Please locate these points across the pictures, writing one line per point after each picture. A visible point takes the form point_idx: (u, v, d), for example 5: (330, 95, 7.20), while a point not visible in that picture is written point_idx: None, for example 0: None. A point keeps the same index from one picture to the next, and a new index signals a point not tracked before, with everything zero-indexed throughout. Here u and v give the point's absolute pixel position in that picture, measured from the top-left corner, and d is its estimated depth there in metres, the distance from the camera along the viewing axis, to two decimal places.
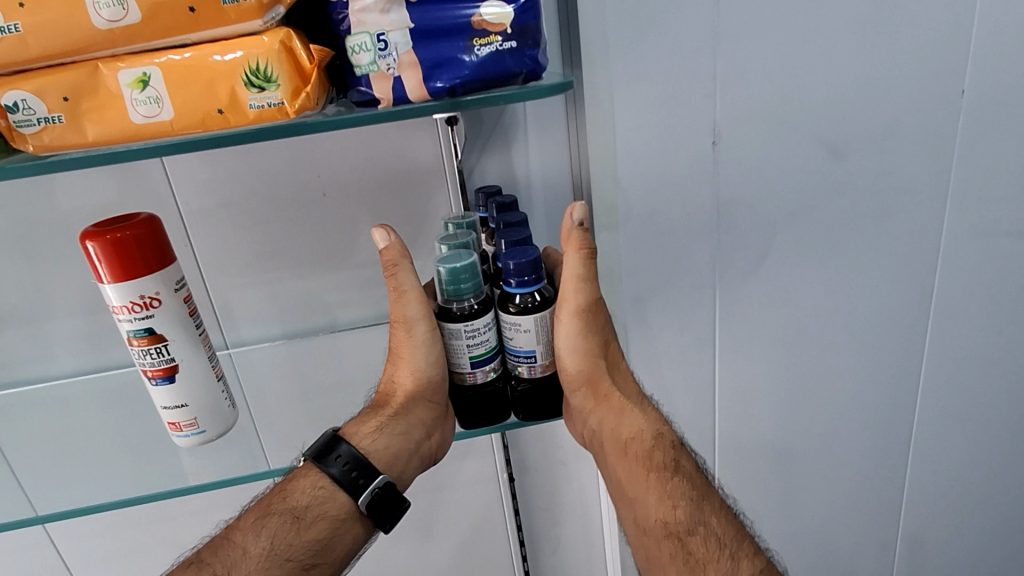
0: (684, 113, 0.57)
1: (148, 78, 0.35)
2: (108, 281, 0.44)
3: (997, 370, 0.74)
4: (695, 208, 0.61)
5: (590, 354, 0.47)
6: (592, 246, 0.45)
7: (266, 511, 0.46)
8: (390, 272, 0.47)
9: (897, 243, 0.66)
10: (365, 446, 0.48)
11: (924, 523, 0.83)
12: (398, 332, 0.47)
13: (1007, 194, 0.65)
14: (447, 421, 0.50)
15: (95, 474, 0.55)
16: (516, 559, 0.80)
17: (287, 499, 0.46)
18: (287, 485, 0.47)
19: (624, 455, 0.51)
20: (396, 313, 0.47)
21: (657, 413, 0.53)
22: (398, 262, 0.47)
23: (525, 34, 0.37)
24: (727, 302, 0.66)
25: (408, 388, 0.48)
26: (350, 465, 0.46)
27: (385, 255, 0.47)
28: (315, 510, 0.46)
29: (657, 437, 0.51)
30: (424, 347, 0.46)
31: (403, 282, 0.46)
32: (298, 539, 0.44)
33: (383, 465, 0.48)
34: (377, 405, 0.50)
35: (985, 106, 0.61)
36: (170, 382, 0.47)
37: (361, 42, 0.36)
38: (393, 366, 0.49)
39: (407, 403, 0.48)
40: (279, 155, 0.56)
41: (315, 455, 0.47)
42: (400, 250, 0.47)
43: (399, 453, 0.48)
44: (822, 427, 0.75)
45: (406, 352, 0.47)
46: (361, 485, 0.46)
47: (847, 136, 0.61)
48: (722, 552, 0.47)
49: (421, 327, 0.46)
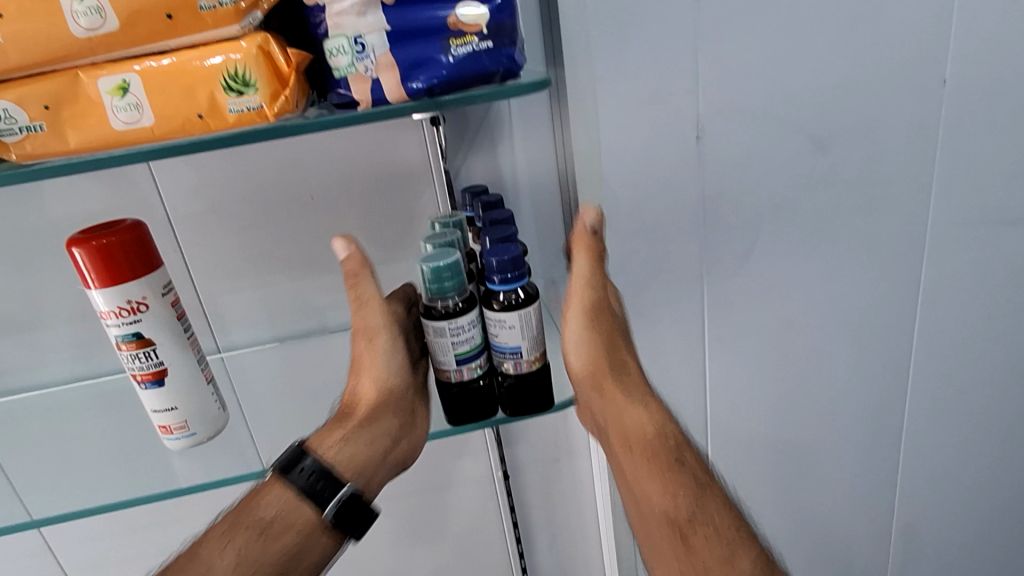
0: (668, 109, 0.58)
1: (128, 85, 0.35)
2: (94, 287, 0.44)
3: (986, 359, 0.75)
4: (681, 205, 0.61)
5: (596, 353, 0.49)
6: (598, 249, 0.50)
7: (231, 525, 0.44)
8: (352, 282, 0.51)
9: (883, 234, 0.66)
10: (329, 456, 0.46)
11: (918, 513, 0.83)
12: (360, 342, 0.50)
13: (990, 183, 0.65)
14: (416, 428, 0.49)
15: (88, 479, 0.55)
16: (512, 555, 0.81)
17: (252, 512, 0.44)
18: (252, 498, 0.45)
19: (627, 451, 0.47)
20: (356, 323, 0.50)
21: (662, 407, 0.49)
22: (358, 272, 0.51)
23: (501, 34, 0.37)
24: (716, 297, 0.66)
25: (372, 395, 0.49)
26: (315, 475, 0.45)
27: (346, 264, 0.52)
28: (281, 521, 0.44)
29: (660, 430, 0.47)
30: (387, 355, 0.49)
31: (364, 291, 0.50)
32: (265, 551, 0.43)
33: (350, 474, 0.46)
34: (340, 417, 0.49)
35: (967, 97, 0.62)
36: (160, 386, 0.47)
37: (339, 45, 0.37)
38: (357, 379, 0.50)
39: (373, 409, 0.48)
40: (265, 158, 0.57)
41: (277, 470, 0.45)
42: (360, 259, 0.52)
43: (367, 461, 0.47)
44: (814, 418, 0.75)
45: (369, 361, 0.49)
46: (326, 496, 0.44)
47: (830, 130, 0.61)
48: (721, 546, 0.42)
49: (382, 336, 0.50)
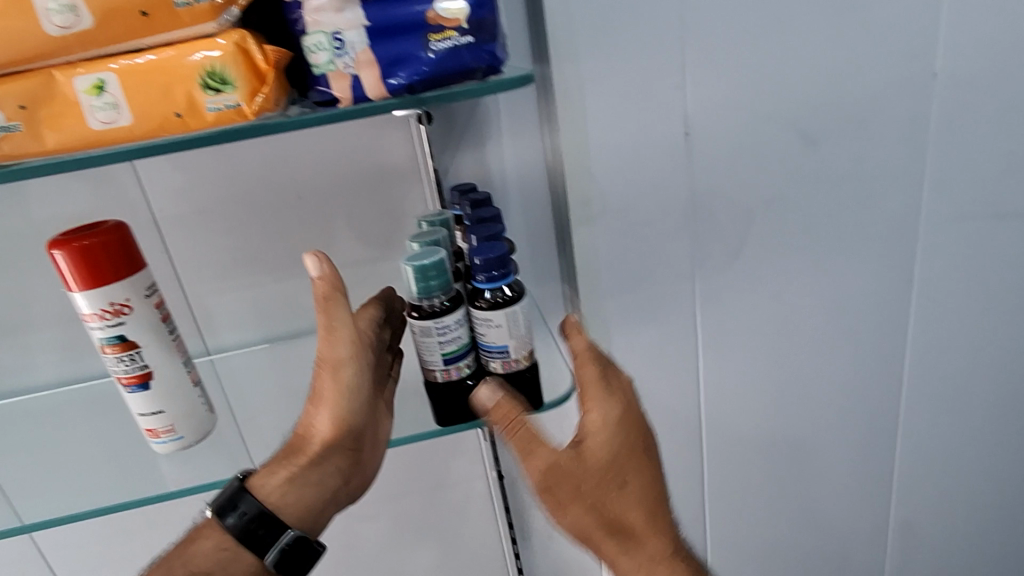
0: (656, 105, 0.57)
1: (104, 84, 0.35)
2: (77, 289, 0.44)
3: (981, 354, 0.74)
4: (671, 201, 0.61)
5: (575, 522, 0.46)
6: (525, 420, 0.44)
7: (167, 574, 0.44)
8: (323, 307, 0.45)
9: (875, 229, 0.66)
10: (272, 500, 0.45)
11: (915, 509, 0.83)
12: (323, 373, 0.46)
13: (982, 176, 0.65)
14: (367, 464, 0.48)
15: (76, 483, 0.55)
16: (508, 555, 0.80)
17: (189, 560, 0.44)
18: (191, 543, 0.45)
19: None
20: (323, 352, 0.46)
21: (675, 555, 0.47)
22: (334, 297, 0.45)
23: (483, 29, 0.37)
24: (708, 294, 0.66)
25: (325, 433, 0.46)
26: (254, 522, 0.44)
27: (318, 287, 0.44)
28: (218, 573, 0.44)
29: None
30: (348, 390, 0.46)
31: (334, 321, 0.45)
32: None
33: (292, 518, 0.45)
34: (290, 450, 0.47)
35: (957, 90, 0.61)
36: (145, 389, 0.47)
37: (318, 42, 0.36)
38: (314, 408, 0.47)
39: (324, 449, 0.47)
40: (251, 159, 0.56)
41: (217, 512, 0.45)
42: (336, 283, 0.45)
43: (311, 504, 0.46)
44: (808, 415, 0.75)
45: (329, 394, 0.46)
46: (267, 542, 0.45)
47: (820, 124, 0.61)
48: None
49: (347, 369, 0.46)
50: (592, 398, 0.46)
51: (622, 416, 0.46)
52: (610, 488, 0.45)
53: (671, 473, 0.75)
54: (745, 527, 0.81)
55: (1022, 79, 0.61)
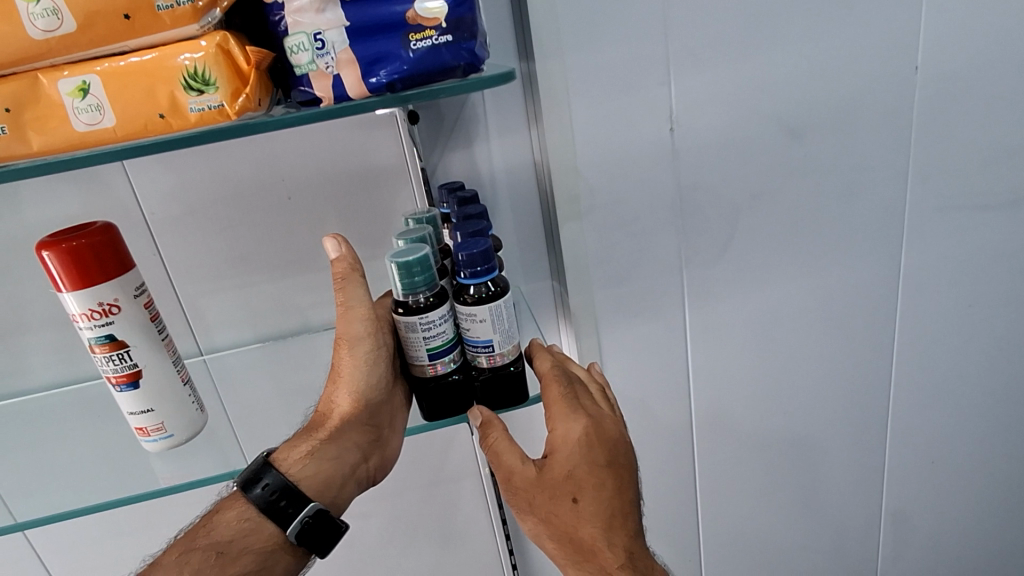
0: (640, 101, 0.58)
1: (88, 86, 0.35)
2: (67, 290, 0.44)
3: (969, 345, 0.75)
4: (658, 196, 0.62)
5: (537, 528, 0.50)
6: (489, 449, 0.48)
7: (189, 547, 0.45)
8: (339, 285, 0.49)
9: (861, 222, 0.66)
10: (294, 473, 0.47)
11: (907, 499, 0.83)
12: (341, 349, 0.49)
13: (966, 168, 0.66)
14: (385, 442, 0.51)
15: (70, 483, 0.55)
16: (502, 551, 0.81)
17: (210, 533, 0.46)
18: (212, 518, 0.47)
19: None
20: (341, 329, 0.48)
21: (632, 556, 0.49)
22: (348, 276, 0.50)
23: (461, 28, 0.37)
24: (696, 289, 0.66)
25: (345, 408, 0.49)
26: (276, 493, 0.46)
27: (335, 267, 0.50)
28: (239, 544, 0.45)
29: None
30: (366, 367, 0.48)
31: (351, 298, 0.49)
32: (222, 574, 0.44)
33: (315, 491, 0.47)
34: (310, 428, 0.50)
35: (939, 83, 0.62)
36: (135, 388, 0.47)
37: (299, 43, 0.37)
38: (333, 386, 0.50)
39: (343, 425, 0.49)
40: (240, 160, 0.57)
41: (241, 485, 0.47)
42: (352, 262, 0.51)
43: (332, 478, 0.48)
44: (799, 408, 0.75)
45: (347, 371, 0.49)
46: (290, 514, 0.46)
47: (805, 118, 0.61)
48: None
49: (364, 346, 0.48)
50: (556, 416, 0.48)
51: (586, 433, 0.48)
52: (563, 502, 0.48)
53: (664, 467, 0.76)
54: (738, 521, 0.81)
55: (1002, 71, 0.62)
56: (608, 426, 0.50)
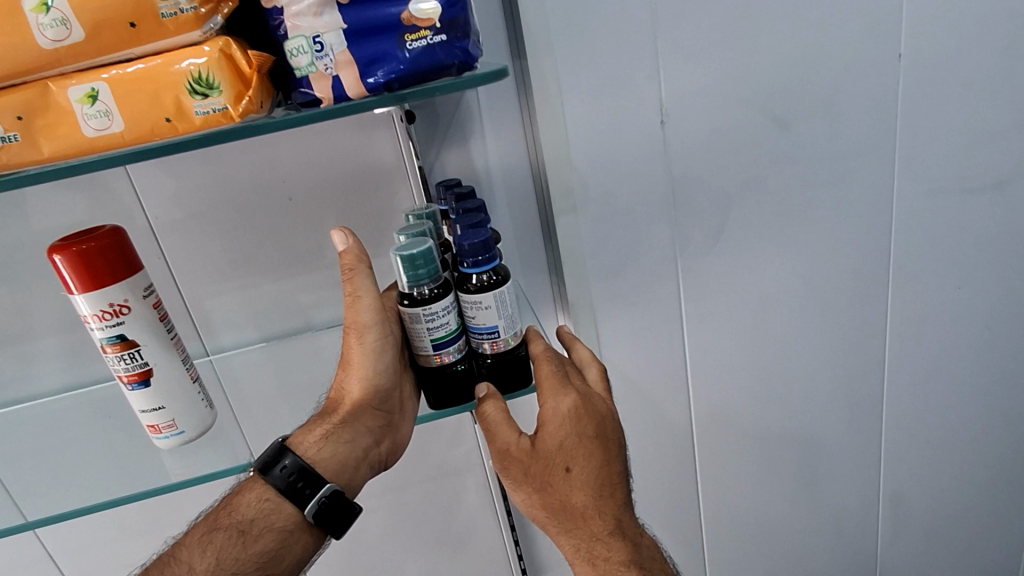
0: (631, 96, 0.59)
1: (96, 93, 0.37)
2: (78, 292, 0.46)
3: (961, 326, 0.76)
4: (651, 187, 0.63)
5: (527, 500, 0.52)
6: (486, 425, 0.49)
7: (212, 527, 0.48)
8: (348, 276, 0.51)
9: (850, 208, 0.68)
10: (311, 455, 0.50)
11: (904, 480, 0.84)
12: (351, 338, 0.51)
13: (951, 152, 0.67)
14: (395, 428, 0.54)
15: (82, 483, 0.57)
16: (507, 543, 0.82)
17: (232, 513, 0.48)
18: (234, 499, 0.49)
19: (593, 567, 0.52)
20: (350, 317, 0.50)
21: (623, 522, 0.51)
22: (355, 267, 0.51)
23: (455, 27, 0.39)
24: (691, 277, 0.68)
25: (356, 395, 0.52)
26: (294, 475, 0.48)
27: (344, 258, 0.51)
28: (260, 523, 0.48)
29: (612, 549, 0.51)
30: (374, 354, 0.51)
31: (358, 287, 0.50)
32: (244, 552, 0.47)
33: (331, 473, 0.50)
34: (324, 414, 0.53)
35: (922, 70, 0.63)
36: (146, 386, 0.48)
37: (299, 46, 0.38)
38: (345, 373, 0.53)
39: (355, 410, 0.52)
40: (241, 161, 0.58)
41: (261, 467, 0.49)
42: (359, 254, 0.52)
43: (346, 461, 0.51)
44: (795, 394, 0.77)
45: (357, 358, 0.51)
46: (307, 495, 0.48)
47: (793, 108, 0.62)
48: None
49: (372, 333, 0.50)
50: (547, 392, 0.49)
51: (575, 409, 0.50)
52: (557, 471, 0.50)
53: (663, 454, 0.77)
54: (739, 507, 0.82)
55: (982, 57, 0.64)
56: (597, 401, 0.52)
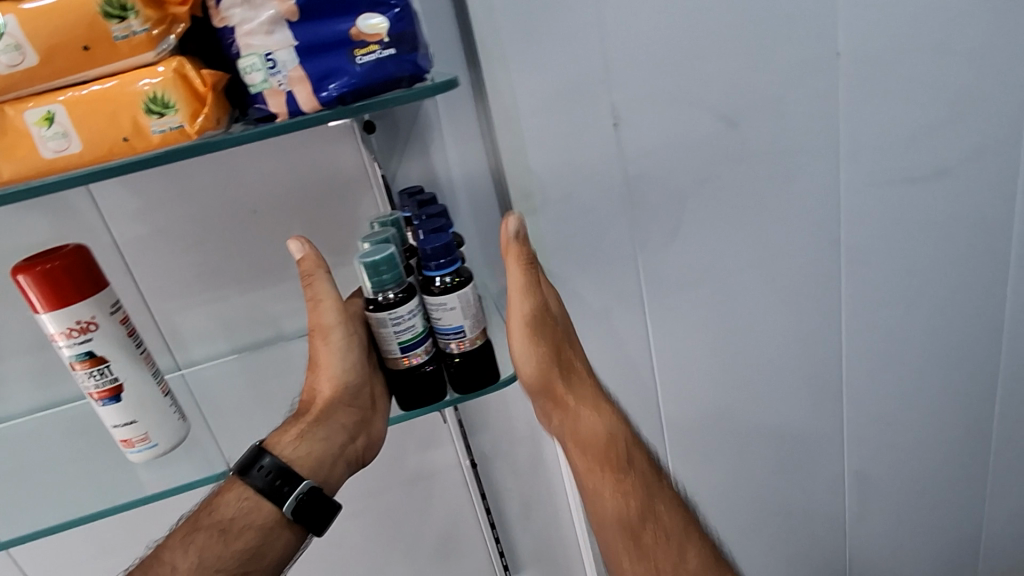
0: (585, 100, 0.61)
1: (53, 116, 0.38)
2: (43, 311, 0.46)
3: (911, 309, 0.80)
4: (609, 187, 0.65)
5: (543, 366, 0.56)
6: (528, 257, 0.54)
7: (193, 528, 0.49)
8: (307, 281, 0.54)
9: (801, 200, 0.70)
10: (287, 454, 0.51)
11: (867, 460, 0.88)
12: (317, 340, 0.54)
13: (892, 143, 0.70)
14: (369, 424, 0.55)
15: (54, 501, 0.57)
16: (488, 541, 0.84)
17: (213, 513, 0.49)
18: (213, 501, 0.50)
19: (586, 450, 0.59)
20: (313, 320, 0.54)
21: (611, 409, 0.60)
22: (314, 271, 0.54)
23: (403, 41, 0.40)
24: (652, 273, 0.70)
25: (327, 393, 0.54)
26: (273, 474, 0.49)
27: (303, 264, 0.54)
28: (241, 521, 0.49)
29: (612, 434, 0.59)
30: (340, 352, 0.54)
31: (319, 290, 0.53)
32: (226, 549, 0.48)
33: (308, 471, 0.51)
34: (298, 415, 0.55)
35: (861, 66, 0.66)
36: (117, 401, 0.49)
37: (251, 64, 0.40)
38: (314, 374, 0.55)
39: (327, 408, 0.54)
40: (205, 175, 0.59)
41: (240, 469, 0.50)
42: (316, 259, 0.55)
43: (322, 458, 0.53)
44: (759, 381, 0.79)
45: (325, 358, 0.54)
46: (285, 492, 0.50)
47: (741, 107, 0.65)
48: (673, 540, 0.56)
49: (337, 333, 0.54)
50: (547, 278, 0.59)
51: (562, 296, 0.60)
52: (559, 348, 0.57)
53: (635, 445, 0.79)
54: (711, 492, 0.85)
55: (917, 52, 0.67)
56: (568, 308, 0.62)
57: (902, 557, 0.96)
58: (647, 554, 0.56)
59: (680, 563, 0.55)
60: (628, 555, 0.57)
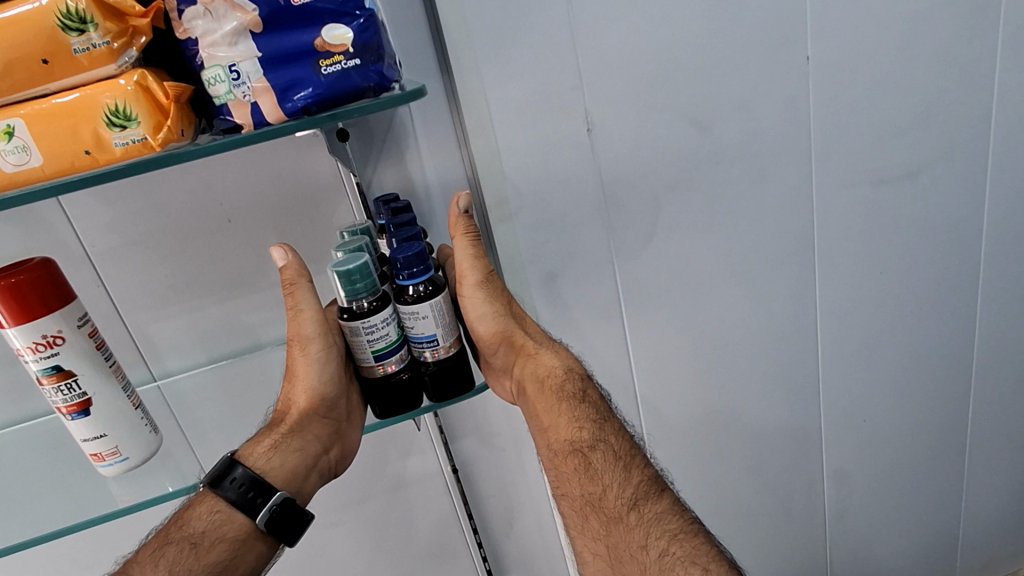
0: (557, 106, 0.62)
1: (13, 130, 0.37)
2: (9, 326, 0.46)
3: (886, 309, 0.81)
4: (583, 192, 0.65)
5: (499, 317, 0.56)
6: (475, 230, 0.54)
7: (164, 542, 0.48)
8: (288, 290, 0.52)
9: (774, 203, 0.71)
10: (260, 466, 0.52)
11: (845, 458, 0.89)
12: (294, 350, 0.53)
13: (862, 146, 0.71)
14: (344, 436, 0.56)
15: (24, 516, 0.56)
16: (472, 546, 0.84)
17: (183, 527, 0.49)
18: (184, 514, 0.50)
19: (542, 391, 0.57)
20: (291, 331, 0.52)
21: (567, 352, 0.61)
22: (296, 281, 0.52)
23: (368, 51, 0.40)
24: (629, 276, 0.70)
25: (303, 405, 0.54)
26: (245, 486, 0.49)
27: (284, 273, 0.52)
28: (212, 534, 0.48)
29: (567, 372, 0.59)
30: (317, 365, 0.53)
31: (300, 302, 0.52)
32: (196, 563, 0.47)
33: (281, 482, 0.52)
34: (272, 424, 0.55)
35: (830, 70, 0.67)
36: (86, 415, 0.49)
37: (216, 75, 0.39)
38: (289, 386, 0.54)
39: (302, 420, 0.54)
40: (176, 185, 0.58)
41: (212, 481, 0.50)
42: (298, 268, 0.53)
43: (296, 469, 0.53)
44: (738, 382, 0.80)
45: (302, 371, 0.53)
46: (258, 504, 0.50)
47: (711, 112, 0.65)
48: (617, 464, 0.54)
49: (315, 345, 0.52)
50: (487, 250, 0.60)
51: None
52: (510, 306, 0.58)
53: None
54: (692, 493, 0.85)
55: (883, 56, 0.68)
56: None
57: (883, 553, 0.97)
58: (595, 478, 0.54)
59: (623, 485, 0.53)
60: (576, 482, 0.55)
